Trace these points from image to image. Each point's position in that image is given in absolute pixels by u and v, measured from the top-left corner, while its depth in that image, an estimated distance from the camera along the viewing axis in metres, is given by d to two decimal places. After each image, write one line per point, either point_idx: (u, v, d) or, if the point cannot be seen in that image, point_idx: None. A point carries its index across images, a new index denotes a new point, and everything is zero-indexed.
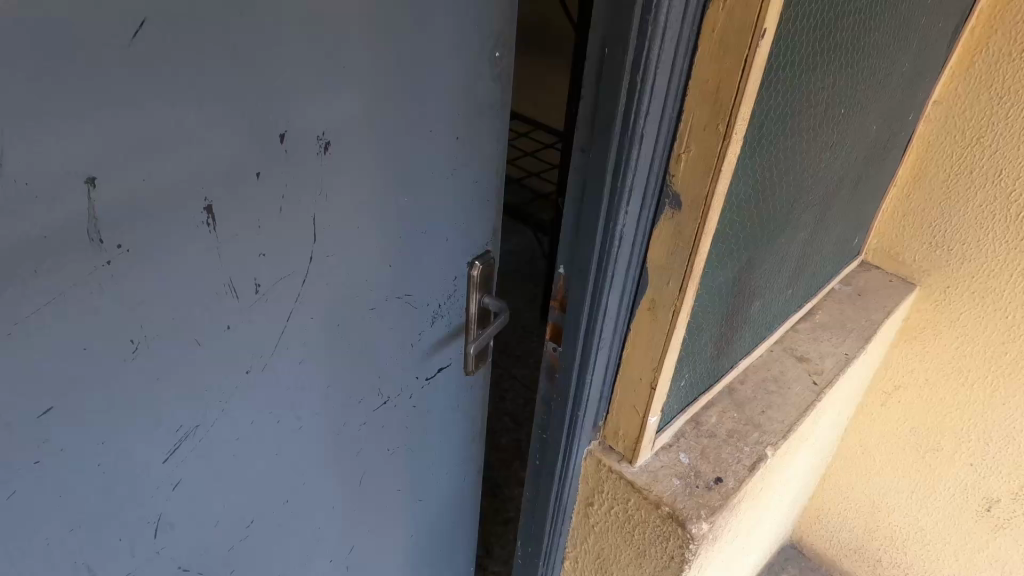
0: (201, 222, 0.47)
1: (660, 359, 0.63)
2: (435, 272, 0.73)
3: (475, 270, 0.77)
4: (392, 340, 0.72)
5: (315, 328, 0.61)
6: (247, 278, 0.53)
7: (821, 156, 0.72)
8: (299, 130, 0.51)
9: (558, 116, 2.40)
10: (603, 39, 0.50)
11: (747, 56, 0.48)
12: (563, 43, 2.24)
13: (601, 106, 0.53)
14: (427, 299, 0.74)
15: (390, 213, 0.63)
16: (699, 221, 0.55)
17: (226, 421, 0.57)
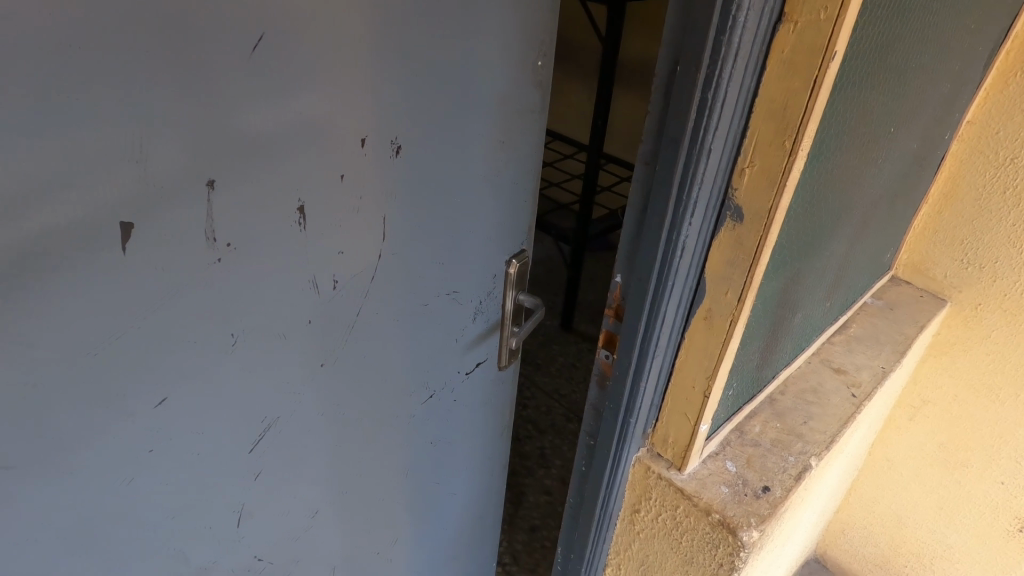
0: (294, 222, 0.51)
1: (715, 368, 0.64)
2: (480, 270, 0.76)
3: (513, 267, 0.78)
4: (439, 337, 0.74)
5: (377, 324, 0.64)
6: (327, 276, 0.56)
7: (867, 171, 0.75)
8: (380, 134, 0.54)
9: (578, 126, 2.42)
10: (675, 59, 0.53)
11: (816, 76, 0.50)
12: (586, 56, 2.28)
13: (670, 123, 0.55)
14: (470, 295, 0.76)
15: (450, 213, 0.66)
16: (761, 233, 0.57)
17: (301, 413, 0.60)
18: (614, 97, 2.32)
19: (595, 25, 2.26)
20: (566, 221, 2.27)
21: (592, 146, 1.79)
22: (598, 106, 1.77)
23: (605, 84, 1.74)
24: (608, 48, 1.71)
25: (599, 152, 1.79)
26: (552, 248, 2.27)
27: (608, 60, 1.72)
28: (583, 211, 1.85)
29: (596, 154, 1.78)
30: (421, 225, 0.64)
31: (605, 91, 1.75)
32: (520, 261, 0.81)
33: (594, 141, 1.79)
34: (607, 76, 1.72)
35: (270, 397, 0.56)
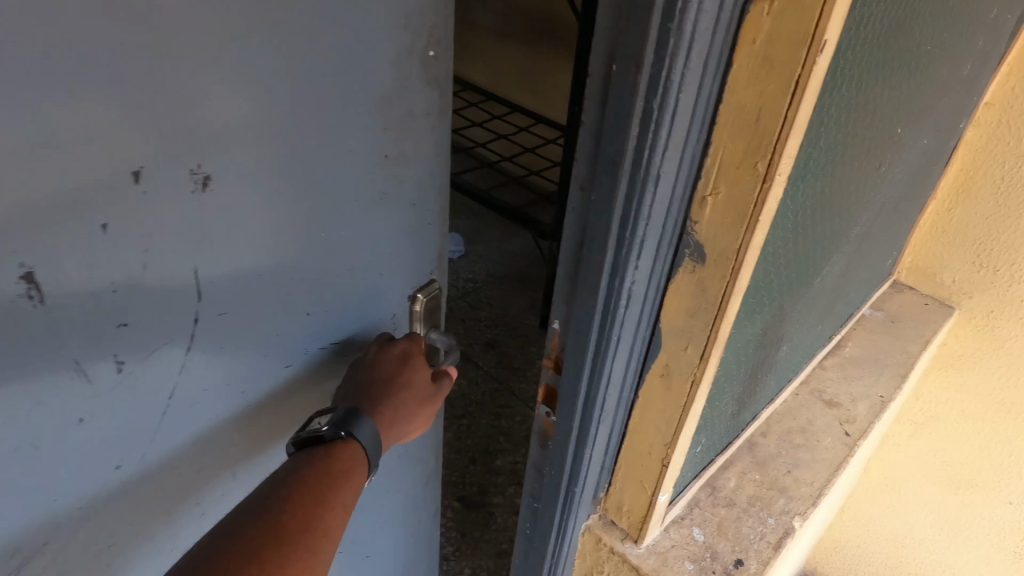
0: (18, 296, 0.33)
1: (674, 435, 0.52)
2: (373, 316, 0.56)
3: (419, 303, 0.59)
4: (319, 406, 0.55)
5: (205, 408, 0.46)
6: (103, 357, 0.38)
7: (870, 179, 0.61)
8: (161, 164, 0.36)
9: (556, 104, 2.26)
10: (612, 52, 0.38)
11: (799, 76, 0.36)
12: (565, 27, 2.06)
13: (607, 139, 0.41)
14: (354, 342, 0.55)
15: (306, 252, 0.47)
16: (727, 279, 0.44)
17: (94, 529, 0.43)
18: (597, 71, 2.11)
19: None
20: (546, 209, 2.11)
21: (568, 133, 1.62)
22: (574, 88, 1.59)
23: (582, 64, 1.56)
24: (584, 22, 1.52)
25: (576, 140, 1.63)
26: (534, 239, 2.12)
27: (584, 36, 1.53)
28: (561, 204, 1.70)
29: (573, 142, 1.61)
30: (260, 272, 0.44)
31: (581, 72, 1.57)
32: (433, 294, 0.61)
33: (571, 128, 1.63)
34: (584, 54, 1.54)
35: (36, 537, 0.40)
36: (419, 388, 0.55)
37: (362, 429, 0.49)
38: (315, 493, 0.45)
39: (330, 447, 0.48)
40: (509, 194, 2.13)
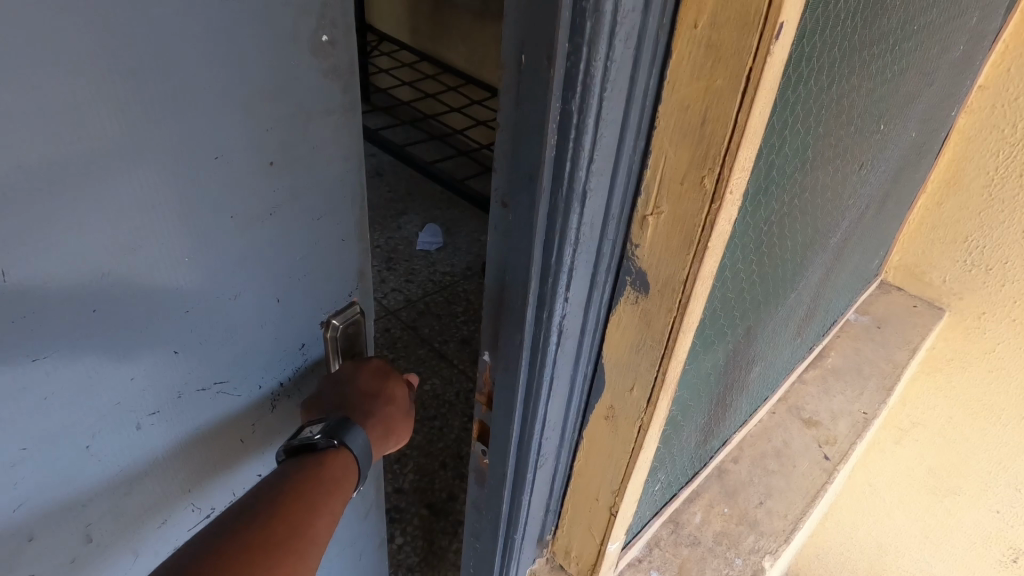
0: None
1: (622, 482, 0.45)
2: (273, 348, 0.46)
3: (333, 329, 0.49)
4: (206, 462, 0.45)
5: (33, 475, 0.35)
6: None
7: (849, 182, 0.54)
8: None
9: None
10: (523, 38, 0.30)
11: (750, 71, 0.29)
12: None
13: (524, 148, 0.33)
14: (248, 379, 0.45)
15: (162, 276, 0.37)
16: (675, 312, 0.37)
17: None
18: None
19: None
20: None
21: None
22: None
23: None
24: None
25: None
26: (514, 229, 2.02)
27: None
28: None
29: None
30: (92, 307, 0.34)
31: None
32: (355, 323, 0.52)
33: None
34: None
35: None
36: (404, 402, 0.49)
37: (355, 437, 0.43)
38: (306, 501, 0.39)
39: (322, 454, 0.42)
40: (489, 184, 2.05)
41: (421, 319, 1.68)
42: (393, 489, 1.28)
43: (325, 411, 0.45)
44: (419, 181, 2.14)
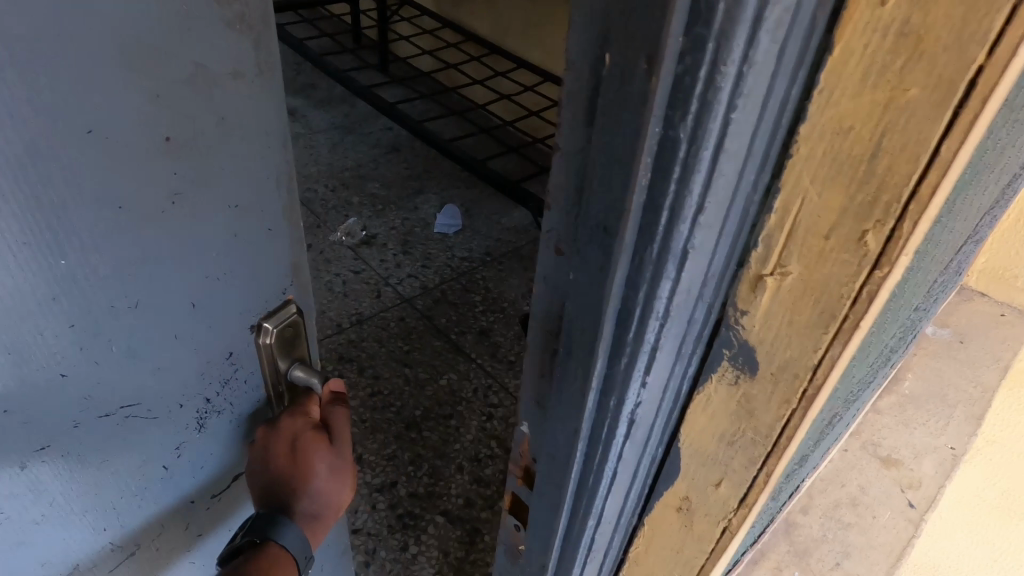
0: None
1: (698, 574, 0.38)
2: (193, 365, 0.41)
3: (267, 339, 0.44)
4: (99, 474, 0.40)
5: None
6: None
7: (965, 206, 0.45)
8: None
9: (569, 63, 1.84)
10: (617, 24, 0.21)
11: (967, 81, 0.21)
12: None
13: (605, 185, 0.24)
14: (163, 400, 0.41)
15: (93, 298, 0.34)
16: (797, 392, 0.29)
17: None
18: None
19: None
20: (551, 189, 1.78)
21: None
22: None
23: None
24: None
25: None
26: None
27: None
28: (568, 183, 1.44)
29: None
30: None
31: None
32: (287, 333, 0.46)
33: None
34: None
35: None
36: (334, 457, 0.51)
37: (286, 534, 0.48)
38: None
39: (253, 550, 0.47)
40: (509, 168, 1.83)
41: (438, 307, 1.60)
42: (406, 492, 1.23)
43: (259, 479, 0.48)
44: (438, 159, 2.02)
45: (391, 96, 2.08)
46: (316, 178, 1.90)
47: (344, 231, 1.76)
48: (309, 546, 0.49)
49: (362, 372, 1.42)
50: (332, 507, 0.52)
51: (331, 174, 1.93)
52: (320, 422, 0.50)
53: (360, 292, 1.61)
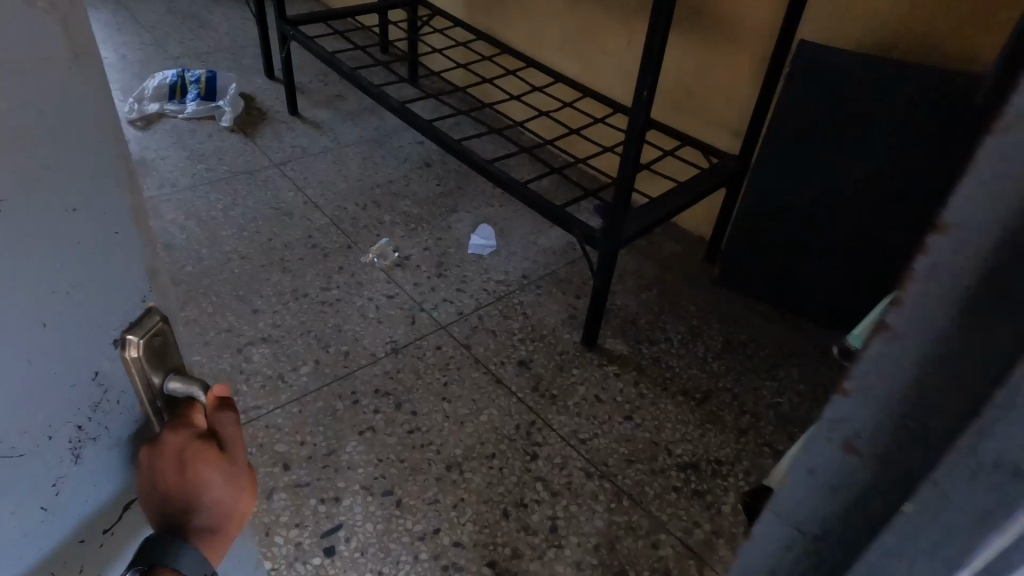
0: None
1: None
2: (54, 393, 0.34)
3: (133, 347, 0.37)
4: None
5: None
6: None
7: None
8: None
9: (610, 83, 1.75)
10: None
11: None
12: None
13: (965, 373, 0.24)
14: (27, 434, 0.34)
15: None
16: None
17: None
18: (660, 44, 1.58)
19: None
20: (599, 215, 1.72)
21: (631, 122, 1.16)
22: (643, 68, 1.09)
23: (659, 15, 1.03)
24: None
25: (642, 135, 1.18)
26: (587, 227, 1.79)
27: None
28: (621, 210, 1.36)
29: (636, 137, 1.17)
30: None
31: (656, 39, 1.05)
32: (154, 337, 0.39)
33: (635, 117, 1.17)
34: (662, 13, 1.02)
35: None
36: (233, 465, 0.44)
37: (182, 558, 0.40)
38: None
39: None
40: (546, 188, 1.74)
41: (476, 335, 1.53)
42: (451, 540, 1.15)
43: (151, 496, 0.41)
44: (472, 175, 1.96)
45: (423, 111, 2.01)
46: (347, 196, 1.84)
47: (377, 252, 1.69)
48: (211, 565, 0.42)
49: (399, 407, 1.36)
50: (233, 518, 0.45)
51: (362, 191, 1.86)
52: (213, 430, 0.44)
53: (394, 318, 1.54)
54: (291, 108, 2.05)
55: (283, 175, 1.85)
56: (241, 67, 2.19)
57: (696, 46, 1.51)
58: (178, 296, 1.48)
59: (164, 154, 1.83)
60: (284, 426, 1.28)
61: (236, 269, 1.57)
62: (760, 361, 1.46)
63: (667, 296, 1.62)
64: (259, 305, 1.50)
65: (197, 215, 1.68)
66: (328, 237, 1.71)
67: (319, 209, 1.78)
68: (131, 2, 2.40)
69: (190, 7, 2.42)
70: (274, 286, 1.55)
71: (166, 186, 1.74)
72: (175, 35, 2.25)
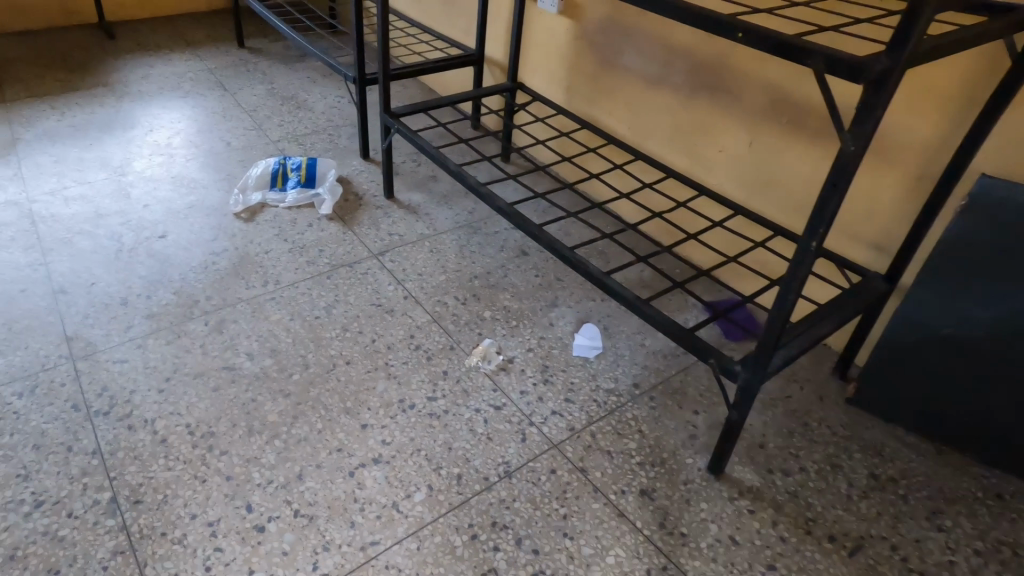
0: None
1: None
2: None
3: None
4: None
5: None
6: None
7: None
8: None
9: (728, 180, 1.74)
10: None
11: None
12: (746, 84, 1.61)
13: None
14: None
15: None
16: None
17: None
18: (785, 152, 1.59)
19: (754, 59, 1.56)
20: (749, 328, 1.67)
21: (794, 268, 1.09)
22: (815, 222, 1.01)
23: (838, 175, 0.96)
24: (852, 128, 0.91)
25: (804, 280, 1.10)
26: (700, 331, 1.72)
27: (855, 146, 0.92)
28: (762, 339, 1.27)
29: (798, 283, 1.09)
30: None
31: (834, 196, 0.98)
32: None
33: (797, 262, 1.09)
34: (842, 175, 0.95)
35: None
36: None
37: None
38: None
39: None
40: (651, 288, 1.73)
41: (591, 457, 1.43)
42: None
43: None
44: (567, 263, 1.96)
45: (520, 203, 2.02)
46: (445, 290, 1.82)
47: (480, 354, 1.63)
48: None
49: (519, 543, 1.26)
50: None
51: (460, 283, 1.85)
52: None
53: (504, 435, 1.46)
54: (388, 192, 2.11)
55: (382, 267, 1.87)
56: (337, 148, 2.32)
57: (829, 159, 1.51)
58: (289, 409, 1.46)
59: (269, 248, 1.90)
60: (404, 568, 1.20)
61: (342, 376, 1.55)
62: (918, 504, 1.32)
63: (795, 416, 1.50)
64: (368, 420, 1.46)
65: (302, 314, 1.70)
66: (429, 337, 1.68)
67: (419, 304, 1.77)
68: (232, 87, 2.61)
69: (288, 87, 2.64)
70: (380, 396, 1.51)
71: (272, 282, 1.79)
72: (275, 117, 2.45)
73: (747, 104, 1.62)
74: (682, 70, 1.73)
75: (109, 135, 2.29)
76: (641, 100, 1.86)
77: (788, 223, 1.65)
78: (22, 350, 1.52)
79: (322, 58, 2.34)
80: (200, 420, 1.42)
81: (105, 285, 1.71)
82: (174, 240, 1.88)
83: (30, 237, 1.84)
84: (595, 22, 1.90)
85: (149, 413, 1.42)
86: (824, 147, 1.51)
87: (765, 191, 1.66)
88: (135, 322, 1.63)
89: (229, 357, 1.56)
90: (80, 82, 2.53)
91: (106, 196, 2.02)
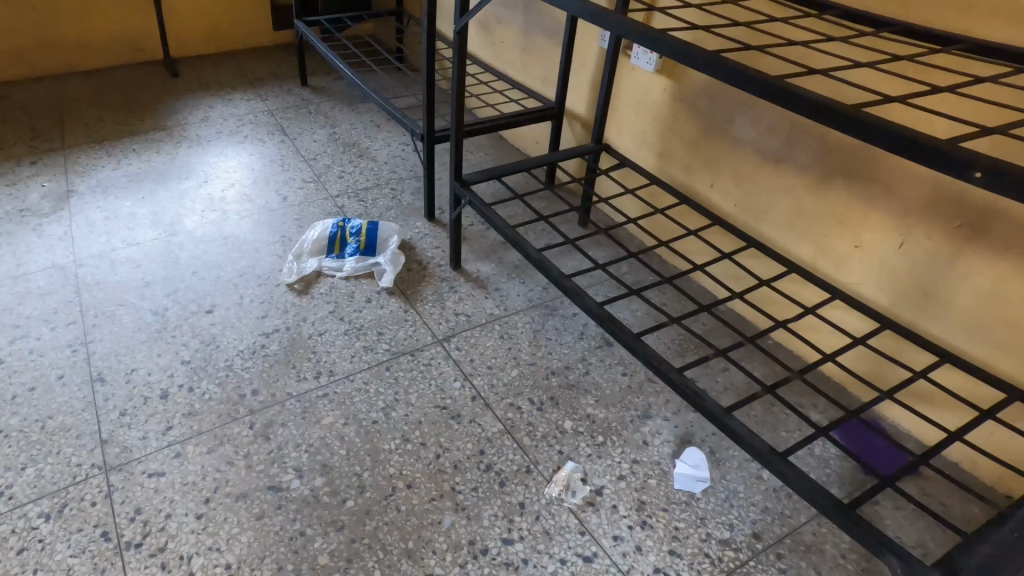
0: None
1: None
2: None
3: None
4: None
5: None
6: None
7: None
8: None
9: (859, 277, 1.47)
10: None
11: None
12: (897, 174, 1.33)
13: None
14: None
15: None
16: None
17: None
18: (951, 259, 1.29)
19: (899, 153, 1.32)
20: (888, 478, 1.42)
21: None
22: None
23: None
24: None
25: None
26: (831, 467, 1.41)
27: None
28: (958, 531, 0.97)
29: None
30: None
31: None
32: None
33: None
34: None
35: None
36: None
37: None
38: None
39: None
40: (764, 417, 1.50)
41: None
42: None
43: None
44: None
45: (601, 292, 1.78)
46: (518, 390, 1.58)
47: (564, 483, 1.38)
48: None
49: None
50: None
51: (535, 382, 1.61)
52: None
53: None
54: (455, 262, 1.91)
55: (448, 356, 1.66)
56: (400, 206, 2.13)
57: (1017, 275, 1.21)
58: (343, 548, 1.24)
59: (323, 328, 1.70)
60: None
61: (402, 504, 1.33)
62: None
63: None
64: (435, 569, 1.22)
65: (357, 417, 1.49)
66: (503, 455, 1.44)
67: (489, 409, 1.54)
68: (293, 131, 2.45)
69: (350, 132, 2.47)
70: (446, 536, 1.28)
71: (325, 374, 1.58)
72: (334, 167, 2.28)
73: (891, 198, 1.36)
74: (807, 151, 1.49)
75: (161, 184, 2.12)
76: (754, 178, 1.62)
77: (955, 345, 1.34)
78: (52, 457, 1.34)
79: (384, 106, 2.14)
80: (241, 559, 1.21)
81: (145, 372, 1.53)
82: (222, 317, 1.69)
83: (73, 310, 1.67)
84: (699, 87, 1.68)
85: (186, 546, 1.22)
86: (1011, 260, 1.21)
87: (916, 299, 1.37)
88: (175, 423, 1.43)
89: (275, 474, 1.36)
90: (139, 125, 2.40)
91: (154, 260, 1.84)
